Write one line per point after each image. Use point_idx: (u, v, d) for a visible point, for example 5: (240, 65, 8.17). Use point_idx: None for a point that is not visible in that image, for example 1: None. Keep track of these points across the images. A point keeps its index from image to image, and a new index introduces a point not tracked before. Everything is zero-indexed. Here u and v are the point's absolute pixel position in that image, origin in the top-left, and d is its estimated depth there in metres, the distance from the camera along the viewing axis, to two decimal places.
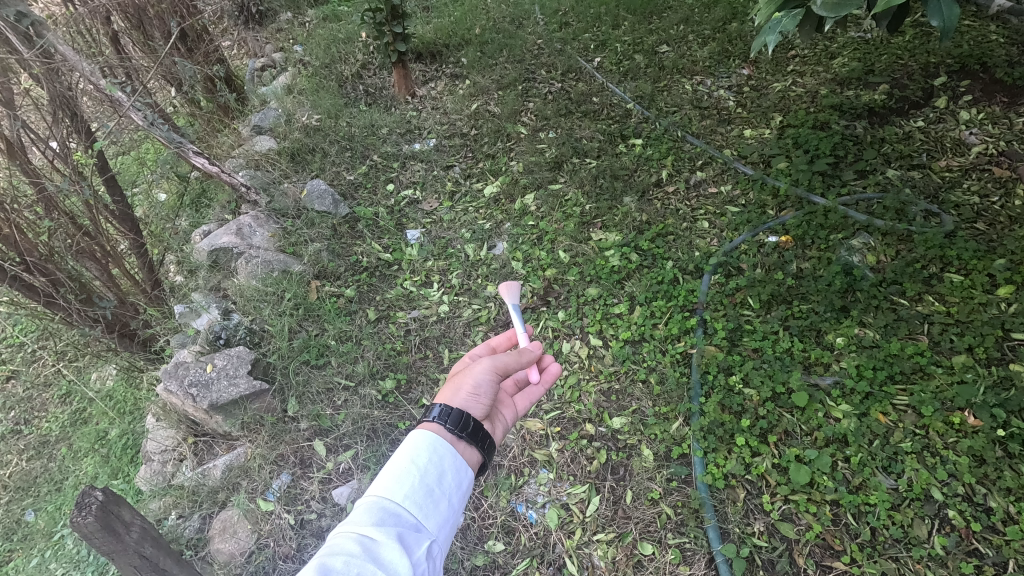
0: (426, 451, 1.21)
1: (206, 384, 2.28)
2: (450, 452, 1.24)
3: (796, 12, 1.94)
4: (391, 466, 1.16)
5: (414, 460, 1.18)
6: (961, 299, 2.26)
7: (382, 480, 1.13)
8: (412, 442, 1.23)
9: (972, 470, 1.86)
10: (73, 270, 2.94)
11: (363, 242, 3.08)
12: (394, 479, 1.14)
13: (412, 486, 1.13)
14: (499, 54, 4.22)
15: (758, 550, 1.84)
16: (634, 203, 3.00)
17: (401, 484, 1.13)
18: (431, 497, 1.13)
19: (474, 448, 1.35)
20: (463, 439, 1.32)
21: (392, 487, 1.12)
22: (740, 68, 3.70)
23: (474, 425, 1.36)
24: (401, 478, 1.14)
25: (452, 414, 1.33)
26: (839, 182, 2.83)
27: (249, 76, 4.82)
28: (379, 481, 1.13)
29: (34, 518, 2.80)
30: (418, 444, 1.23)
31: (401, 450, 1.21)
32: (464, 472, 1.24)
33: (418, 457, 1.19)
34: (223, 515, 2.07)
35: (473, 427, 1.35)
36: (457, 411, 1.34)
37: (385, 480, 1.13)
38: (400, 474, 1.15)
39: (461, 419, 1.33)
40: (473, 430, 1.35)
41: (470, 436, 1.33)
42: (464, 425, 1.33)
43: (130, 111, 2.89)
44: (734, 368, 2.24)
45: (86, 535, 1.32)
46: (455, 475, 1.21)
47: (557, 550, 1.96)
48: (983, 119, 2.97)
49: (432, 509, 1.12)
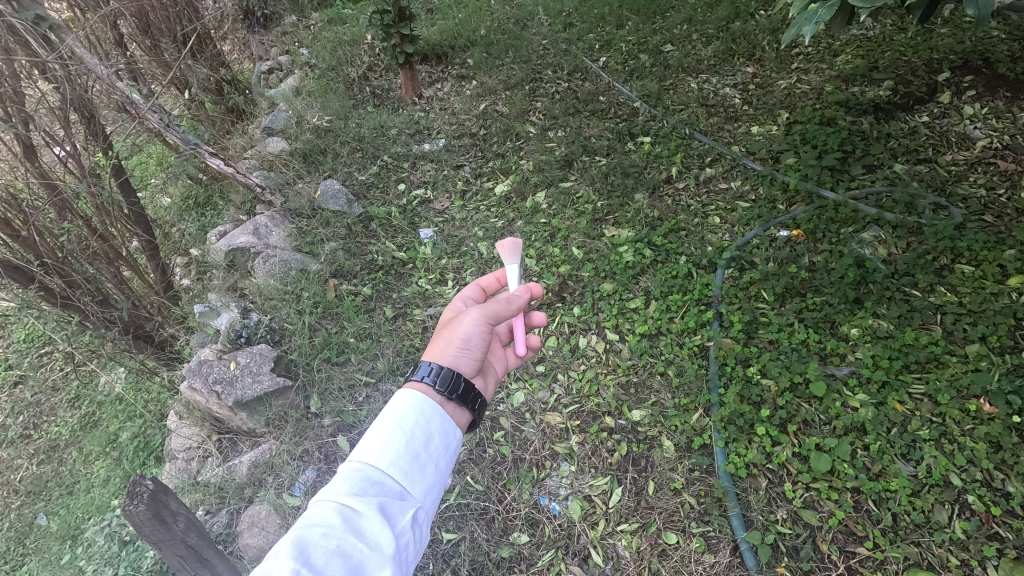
0: (413, 414, 1.21)
1: (231, 381, 2.32)
2: (437, 413, 1.24)
3: (832, 2, 1.96)
4: (377, 430, 1.15)
5: (400, 424, 1.18)
6: (972, 289, 2.29)
7: (366, 445, 1.13)
8: (399, 404, 1.22)
9: (989, 456, 1.89)
10: (89, 273, 2.95)
11: (377, 241, 3.11)
12: (381, 444, 1.13)
13: (399, 451, 1.13)
14: (505, 55, 4.26)
15: (783, 537, 1.87)
16: (645, 199, 3.03)
17: (387, 449, 1.12)
18: (418, 462, 1.13)
19: (464, 409, 1.39)
20: (452, 400, 1.36)
21: (378, 453, 1.11)
22: (745, 67, 3.75)
23: (464, 387, 1.38)
24: (388, 444, 1.13)
25: (441, 376, 1.35)
26: (848, 176, 2.86)
27: (256, 79, 4.85)
28: (362, 446, 1.12)
29: (47, 521, 2.79)
30: (406, 406, 1.22)
31: (388, 413, 1.20)
32: (452, 433, 1.25)
33: (405, 421, 1.19)
34: (251, 510, 2.09)
35: (462, 389, 1.38)
36: (447, 372, 1.36)
37: (370, 445, 1.12)
38: (386, 439, 1.14)
39: (451, 382, 1.35)
40: (463, 393, 1.38)
41: (459, 398, 1.36)
42: (454, 388, 1.35)
43: (147, 114, 2.95)
44: (751, 360, 2.28)
45: (136, 523, 1.36)
46: (443, 437, 1.22)
47: (581, 541, 1.99)
48: (986, 114, 3.01)
49: (418, 475, 1.12)
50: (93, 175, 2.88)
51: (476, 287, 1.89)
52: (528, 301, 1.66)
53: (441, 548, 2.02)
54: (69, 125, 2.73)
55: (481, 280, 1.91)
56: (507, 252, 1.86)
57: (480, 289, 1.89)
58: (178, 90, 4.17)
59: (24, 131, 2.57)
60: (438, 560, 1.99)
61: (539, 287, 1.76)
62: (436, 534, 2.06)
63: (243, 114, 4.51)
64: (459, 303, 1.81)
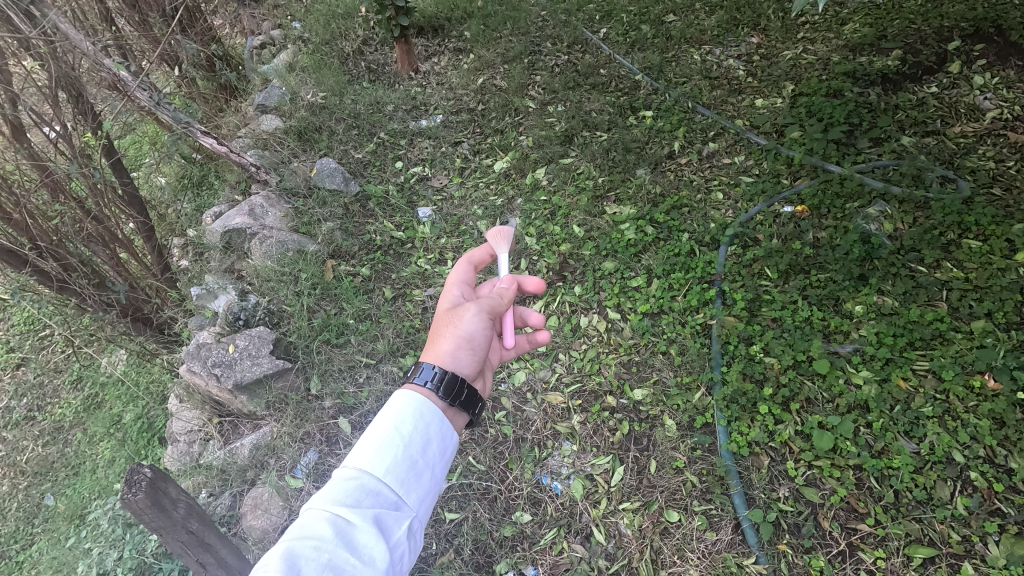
0: (411, 418, 1.19)
1: (230, 364, 2.31)
2: (436, 418, 1.22)
3: None
4: (372, 434, 1.13)
5: (397, 428, 1.16)
6: (979, 265, 2.26)
7: (361, 451, 1.10)
8: (397, 407, 1.20)
9: (993, 433, 1.89)
10: (84, 255, 2.91)
11: (374, 221, 3.07)
12: (378, 450, 1.11)
13: (394, 458, 1.11)
14: (503, 27, 4.15)
15: (784, 514, 1.88)
16: (647, 174, 2.97)
17: (383, 457, 1.10)
18: (414, 470, 1.12)
19: (464, 414, 1.38)
20: (454, 406, 1.34)
21: (373, 460, 1.09)
22: (749, 37, 3.65)
23: (466, 394, 1.37)
24: (384, 451, 1.11)
25: (443, 381, 1.32)
26: (854, 150, 2.80)
27: (249, 54, 4.73)
28: (357, 452, 1.10)
29: (54, 502, 2.82)
30: (404, 408, 1.20)
31: (385, 416, 1.18)
32: (449, 437, 1.23)
33: (403, 425, 1.17)
34: (254, 492, 2.11)
35: (464, 395, 1.36)
36: (450, 378, 1.33)
37: (366, 452, 1.10)
38: (382, 445, 1.12)
39: (453, 389, 1.33)
40: (465, 400, 1.36)
41: (461, 404, 1.35)
42: (456, 395, 1.33)
43: (136, 92, 2.85)
44: (754, 338, 2.25)
45: (136, 512, 1.37)
46: (440, 442, 1.20)
47: (583, 520, 2.00)
48: (997, 84, 2.94)
49: (414, 483, 1.11)
50: (83, 155, 2.80)
51: (470, 266, 1.75)
52: (515, 295, 1.71)
53: (444, 527, 2.03)
54: (58, 105, 2.65)
55: (474, 255, 1.78)
56: (497, 240, 1.86)
57: (473, 268, 1.76)
58: (168, 66, 4.06)
59: (12, 111, 2.51)
60: (441, 540, 2.00)
61: (539, 280, 1.76)
62: (439, 514, 2.06)
63: (236, 91, 4.42)
64: (454, 292, 1.67)
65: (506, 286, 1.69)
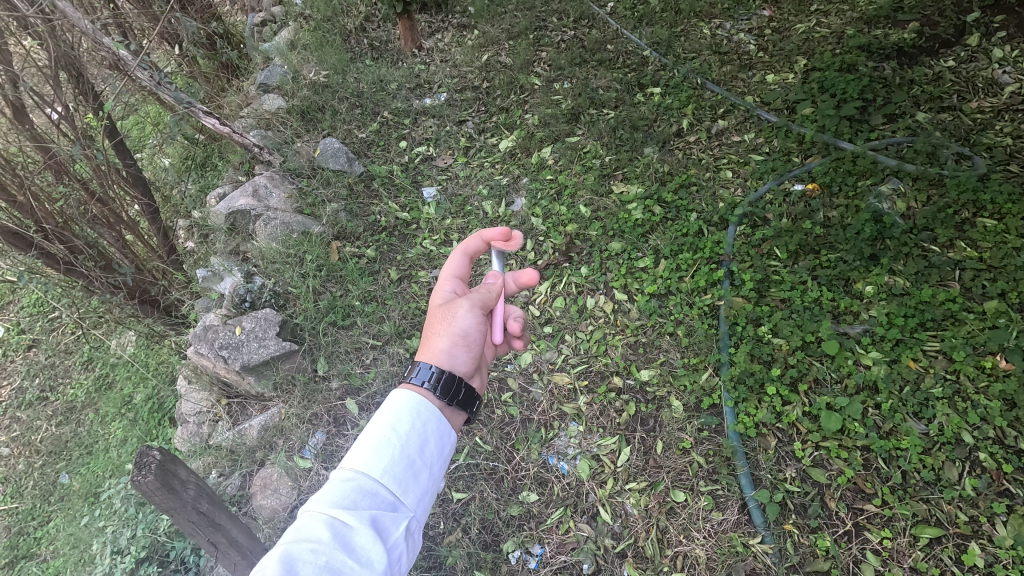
0: (408, 417, 1.19)
1: (237, 346, 2.32)
2: (434, 417, 1.22)
3: None
4: (369, 435, 1.13)
5: (393, 428, 1.16)
6: (994, 244, 2.21)
7: (359, 452, 1.10)
8: (394, 407, 1.20)
9: (1003, 414, 1.87)
10: (89, 237, 2.91)
11: (380, 202, 3.05)
12: (375, 450, 1.11)
13: (391, 458, 1.10)
14: (508, 2, 4.05)
15: (790, 495, 1.89)
16: (655, 153, 2.92)
17: (380, 457, 1.10)
18: (411, 470, 1.11)
19: (462, 412, 1.38)
20: (452, 405, 1.33)
21: (370, 461, 1.09)
22: (761, 9, 3.56)
23: (463, 392, 1.37)
24: (380, 450, 1.11)
25: (440, 380, 1.32)
26: (868, 126, 2.72)
27: (250, 32, 4.66)
28: (354, 453, 1.10)
29: (69, 481, 2.87)
30: (400, 409, 1.20)
31: (381, 417, 1.18)
32: (446, 436, 1.23)
33: (399, 425, 1.16)
34: (263, 472, 2.13)
35: (462, 394, 1.36)
36: (447, 377, 1.33)
37: (362, 453, 1.10)
38: (378, 445, 1.12)
39: (450, 387, 1.32)
40: (462, 399, 1.35)
41: (459, 403, 1.34)
42: (454, 393, 1.32)
43: (137, 72, 2.81)
44: (763, 319, 2.23)
45: (146, 492, 1.38)
46: (438, 441, 1.20)
47: (590, 499, 2.01)
48: (1017, 56, 2.85)
49: (412, 483, 1.10)
50: (86, 137, 2.77)
51: (465, 258, 1.65)
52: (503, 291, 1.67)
53: (451, 507, 2.05)
54: (59, 85, 2.61)
55: (470, 246, 1.65)
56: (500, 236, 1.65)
57: (467, 259, 1.66)
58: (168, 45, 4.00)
59: (12, 92, 2.47)
60: (448, 519, 2.02)
61: (535, 275, 1.68)
62: (447, 493, 2.08)
63: (238, 70, 4.37)
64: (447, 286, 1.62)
65: (494, 279, 1.66)
